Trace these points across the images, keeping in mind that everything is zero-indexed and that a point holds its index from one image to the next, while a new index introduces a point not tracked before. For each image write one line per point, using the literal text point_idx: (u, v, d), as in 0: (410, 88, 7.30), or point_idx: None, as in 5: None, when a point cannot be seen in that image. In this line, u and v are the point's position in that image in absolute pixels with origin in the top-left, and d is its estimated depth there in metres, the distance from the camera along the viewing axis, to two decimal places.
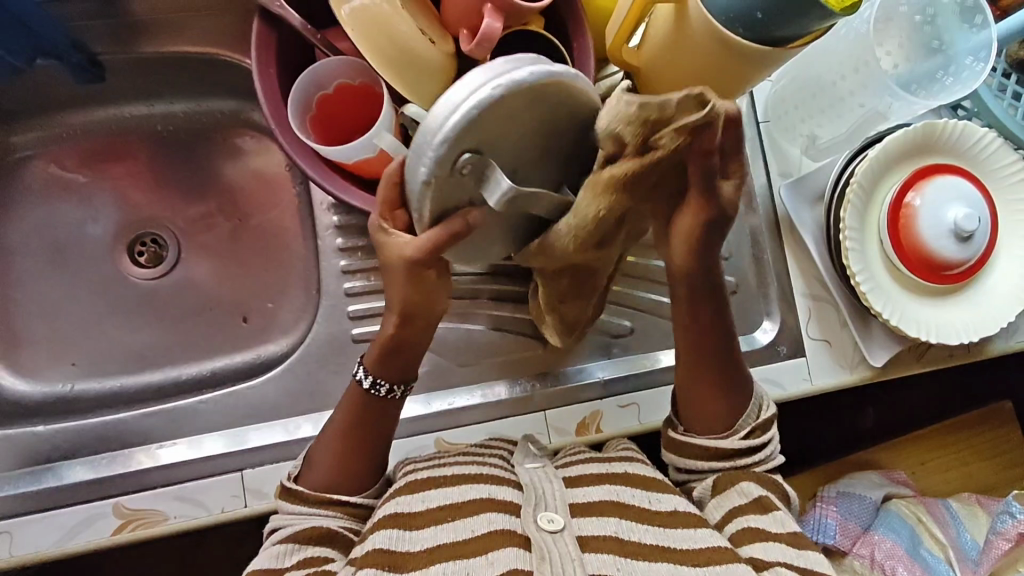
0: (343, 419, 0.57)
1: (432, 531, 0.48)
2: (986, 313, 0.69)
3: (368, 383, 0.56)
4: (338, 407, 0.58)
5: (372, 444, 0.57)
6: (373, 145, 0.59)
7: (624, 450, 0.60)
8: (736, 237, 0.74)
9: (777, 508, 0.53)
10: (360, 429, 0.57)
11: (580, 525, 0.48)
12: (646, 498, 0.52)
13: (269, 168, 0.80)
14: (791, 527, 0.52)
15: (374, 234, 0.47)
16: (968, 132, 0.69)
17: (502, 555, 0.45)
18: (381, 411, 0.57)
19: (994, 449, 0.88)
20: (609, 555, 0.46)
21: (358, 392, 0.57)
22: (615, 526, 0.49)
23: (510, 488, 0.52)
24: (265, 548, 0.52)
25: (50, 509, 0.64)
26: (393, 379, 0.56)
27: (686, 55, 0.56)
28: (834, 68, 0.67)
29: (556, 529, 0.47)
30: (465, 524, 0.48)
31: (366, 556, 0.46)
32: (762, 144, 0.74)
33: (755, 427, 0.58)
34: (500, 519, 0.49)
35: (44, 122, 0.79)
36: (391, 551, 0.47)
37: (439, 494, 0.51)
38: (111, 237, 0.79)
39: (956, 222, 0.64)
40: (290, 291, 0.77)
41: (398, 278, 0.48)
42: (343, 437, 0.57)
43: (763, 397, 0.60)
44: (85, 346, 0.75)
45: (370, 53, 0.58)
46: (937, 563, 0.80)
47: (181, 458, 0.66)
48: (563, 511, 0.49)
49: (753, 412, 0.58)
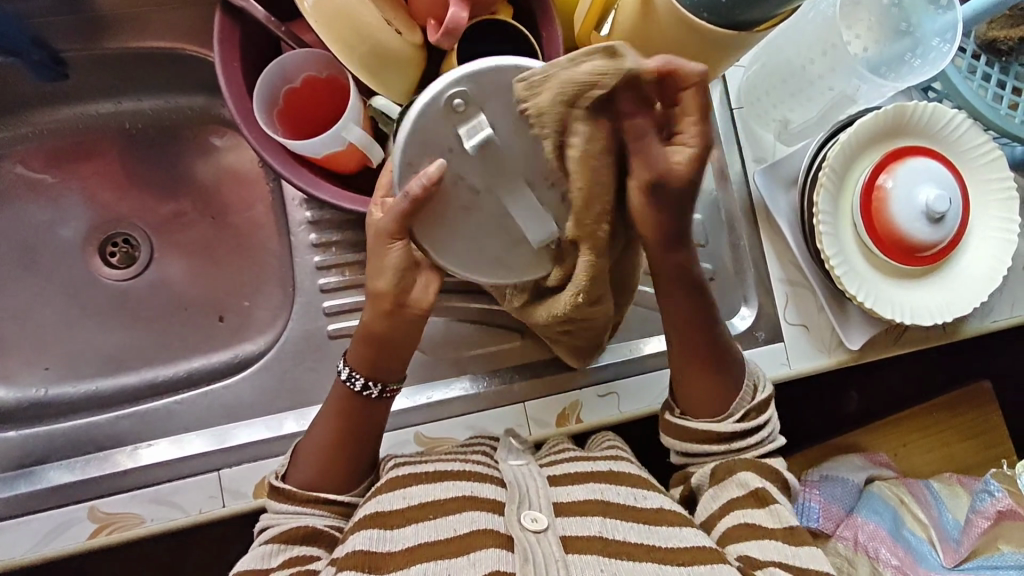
0: (330, 417, 0.56)
1: (414, 529, 0.48)
2: (960, 292, 0.69)
3: (346, 375, 0.56)
4: (324, 406, 0.58)
5: (354, 441, 0.56)
6: (342, 137, 0.58)
7: (605, 449, 0.59)
8: (712, 223, 0.74)
9: (774, 500, 0.53)
10: (345, 416, 0.56)
11: (563, 524, 0.48)
12: (631, 495, 0.52)
13: (240, 165, 0.79)
14: (789, 523, 0.52)
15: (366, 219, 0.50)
16: (938, 114, 0.69)
17: (484, 556, 0.45)
18: (362, 408, 0.56)
19: (973, 430, 0.89)
20: (595, 555, 0.46)
21: (342, 389, 0.56)
22: (598, 525, 0.48)
23: (492, 486, 0.52)
24: (252, 549, 0.51)
25: (23, 515, 0.63)
26: (365, 374, 0.55)
27: (651, 40, 0.56)
28: (804, 52, 0.67)
29: (539, 529, 0.47)
30: (447, 522, 0.48)
31: (348, 556, 0.46)
32: (736, 131, 0.75)
33: (750, 410, 0.58)
34: (485, 518, 0.48)
35: (10, 122, 0.77)
36: (371, 551, 0.46)
37: (421, 492, 0.51)
38: (82, 238, 0.78)
39: (927, 204, 0.64)
40: (266, 289, 0.76)
41: (375, 259, 0.49)
42: (336, 432, 0.56)
43: (758, 377, 0.60)
44: (57, 349, 0.74)
45: (337, 45, 0.57)
46: (918, 541, 0.81)
47: (158, 460, 0.65)
48: (547, 510, 0.49)
49: (747, 394, 0.58)
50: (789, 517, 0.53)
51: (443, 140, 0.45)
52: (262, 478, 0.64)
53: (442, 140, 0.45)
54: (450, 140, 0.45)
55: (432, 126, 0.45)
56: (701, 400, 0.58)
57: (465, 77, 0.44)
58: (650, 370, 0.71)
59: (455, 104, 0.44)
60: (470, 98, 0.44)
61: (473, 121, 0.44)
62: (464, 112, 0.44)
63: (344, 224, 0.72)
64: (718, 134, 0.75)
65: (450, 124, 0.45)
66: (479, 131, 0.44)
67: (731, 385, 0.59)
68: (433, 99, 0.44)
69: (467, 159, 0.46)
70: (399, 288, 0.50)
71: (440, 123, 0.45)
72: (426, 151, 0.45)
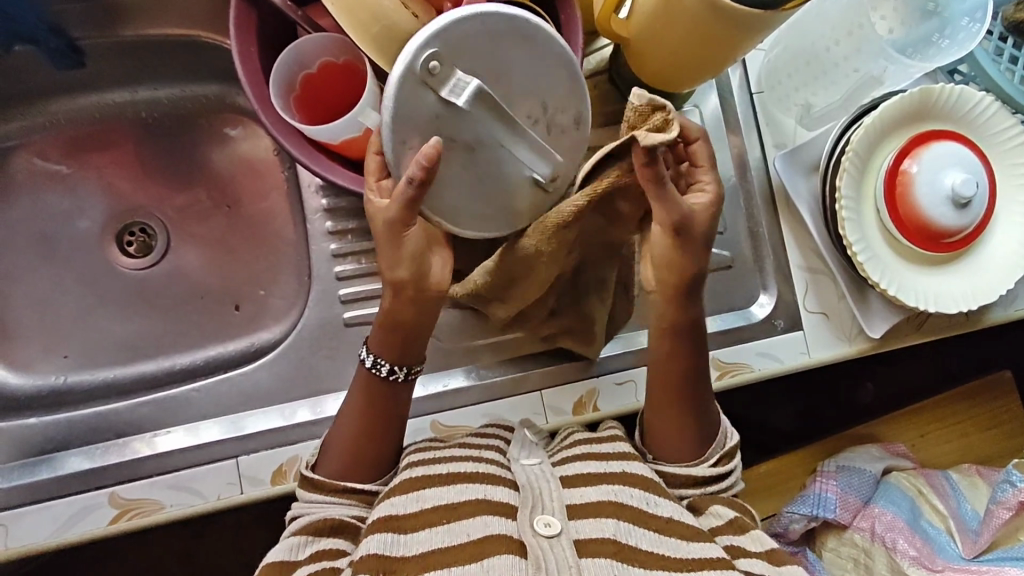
0: (358, 405, 0.56)
1: (428, 533, 0.47)
2: (985, 280, 0.68)
3: (370, 363, 0.55)
4: (351, 392, 0.57)
5: (381, 431, 0.56)
6: (358, 123, 0.58)
7: (613, 444, 0.57)
8: (731, 210, 0.73)
9: (752, 528, 0.53)
10: (372, 406, 0.56)
11: (578, 528, 0.47)
12: (644, 500, 0.50)
13: (255, 153, 0.79)
14: (768, 546, 0.52)
15: (366, 205, 0.50)
16: (965, 97, 0.67)
17: (499, 563, 0.44)
18: (392, 394, 0.56)
19: (996, 421, 0.87)
20: (608, 559, 0.44)
21: (370, 377, 0.56)
22: (612, 529, 0.47)
23: (504, 488, 0.51)
24: (281, 540, 0.51)
25: (44, 500, 0.63)
26: (390, 359, 0.55)
27: (673, 20, 0.55)
28: (828, 34, 0.68)
29: (552, 534, 0.46)
30: (461, 526, 0.47)
31: (363, 560, 0.45)
32: (756, 116, 0.73)
33: (722, 455, 0.57)
34: (498, 523, 0.47)
35: (25, 110, 0.77)
36: (384, 555, 0.45)
37: (434, 494, 0.50)
38: (98, 227, 0.78)
39: (954, 189, 0.62)
40: (281, 277, 0.76)
41: (384, 245, 0.49)
42: (367, 420, 0.56)
43: (726, 425, 0.60)
44: (75, 337, 0.75)
45: (353, 29, 0.55)
46: (936, 533, 0.80)
47: (176, 447, 0.65)
48: (560, 514, 0.47)
49: (717, 445, 0.58)
50: (768, 542, 0.52)
51: (427, 109, 0.46)
52: (282, 464, 0.64)
53: (425, 109, 0.46)
54: (429, 105, 0.46)
55: (412, 95, 0.45)
56: (677, 447, 0.58)
57: (436, 37, 0.45)
58: None
59: (433, 69, 0.45)
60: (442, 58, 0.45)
61: (454, 80, 0.45)
62: (439, 75, 0.45)
63: (359, 211, 0.72)
64: (738, 120, 0.73)
65: (429, 91, 0.46)
66: (462, 89, 0.46)
67: (707, 433, 0.58)
68: (406, 69, 0.44)
69: (457, 119, 0.47)
70: (415, 274, 0.51)
71: (416, 90, 0.45)
72: (413, 125, 0.46)
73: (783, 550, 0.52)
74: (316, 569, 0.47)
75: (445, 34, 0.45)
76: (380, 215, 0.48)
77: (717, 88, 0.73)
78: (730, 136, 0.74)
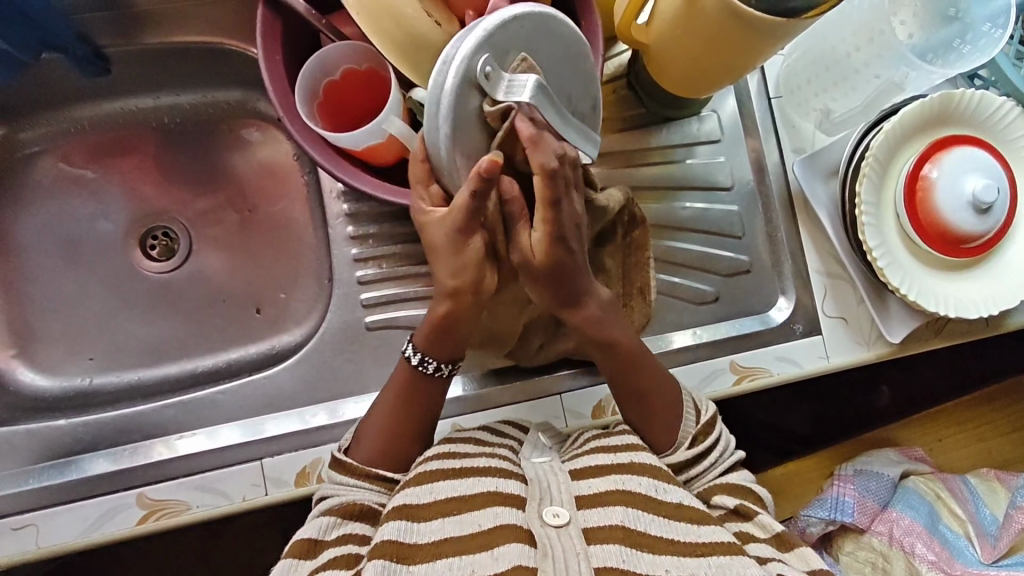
0: (395, 395, 0.58)
1: (439, 523, 0.47)
2: (1006, 284, 0.68)
3: (416, 360, 0.57)
4: (388, 385, 0.59)
5: (412, 425, 0.58)
6: (383, 130, 0.59)
7: (623, 436, 0.57)
8: (749, 215, 0.73)
9: (757, 512, 0.53)
10: (409, 399, 0.58)
11: (585, 517, 0.47)
12: (653, 487, 0.50)
13: (275, 158, 0.80)
14: (775, 530, 0.52)
15: (418, 217, 0.53)
16: (986, 102, 0.67)
17: (508, 551, 0.44)
18: (430, 389, 0.58)
19: (1013, 425, 0.87)
20: (615, 545, 0.44)
21: (410, 370, 0.58)
22: (620, 515, 0.47)
23: (515, 481, 0.51)
24: (310, 520, 0.52)
25: (73, 501, 0.64)
26: (439, 357, 0.57)
27: (695, 28, 0.55)
28: (848, 40, 0.67)
29: (561, 523, 0.46)
30: (471, 517, 0.47)
31: (377, 547, 0.45)
32: (774, 120, 0.74)
33: (698, 433, 0.58)
34: (507, 513, 0.47)
35: (52, 117, 0.79)
36: (398, 541, 0.45)
37: (446, 486, 0.50)
38: (122, 232, 0.79)
39: (975, 194, 0.62)
40: (301, 281, 0.77)
41: (448, 250, 0.52)
42: (401, 411, 0.57)
43: (702, 401, 0.61)
44: (101, 340, 0.76)
45: (379, 39, 0.56)
46: (954, 537, 0.80)
47: (199, 449, 0.66)
48: (568, 505, 0.48)
49: (690, 420, 0.59)
50: (774, 526, 0.53)
51: (479, 112, 0.48)
52: (305, 466, 0.65)
53: (477, 114, 0.47)
54: (481, 111, 0.47)
55: (464, 105, 0.47)
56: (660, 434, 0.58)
57: (483, 44, 0.46)
58: (686, 362, 0.70)
59: (485, 74, 0.46)
60: (493, 62, 0.47)
61: (507, 82, 0.47)
62: (491, 79, 0.46)
63: (380, 216, 0.72)
64: (756, 123, 0.74)
65: (480, 93, 0.47)
66: (517, 87, 0.46)
67: (674, 418, 0.59)
68: (463, 76, 0.45)
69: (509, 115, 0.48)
70: (473, 280, 0.53)
71: (466, 98, 0.46)
72: (466, 133, 0.48)
73: (791, 532, 0.52)
74: (337, 554, 0.47)
75: (489, 38, 0.46)
76: (441, 225, 0.51)
77: (735, 93, 0.74)
78: (747, 141, 0.74)
